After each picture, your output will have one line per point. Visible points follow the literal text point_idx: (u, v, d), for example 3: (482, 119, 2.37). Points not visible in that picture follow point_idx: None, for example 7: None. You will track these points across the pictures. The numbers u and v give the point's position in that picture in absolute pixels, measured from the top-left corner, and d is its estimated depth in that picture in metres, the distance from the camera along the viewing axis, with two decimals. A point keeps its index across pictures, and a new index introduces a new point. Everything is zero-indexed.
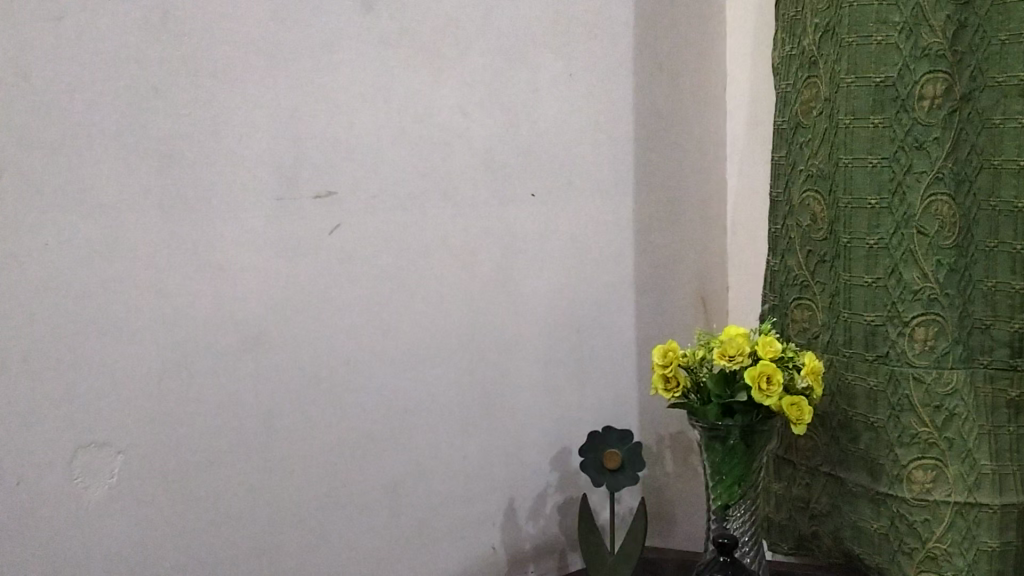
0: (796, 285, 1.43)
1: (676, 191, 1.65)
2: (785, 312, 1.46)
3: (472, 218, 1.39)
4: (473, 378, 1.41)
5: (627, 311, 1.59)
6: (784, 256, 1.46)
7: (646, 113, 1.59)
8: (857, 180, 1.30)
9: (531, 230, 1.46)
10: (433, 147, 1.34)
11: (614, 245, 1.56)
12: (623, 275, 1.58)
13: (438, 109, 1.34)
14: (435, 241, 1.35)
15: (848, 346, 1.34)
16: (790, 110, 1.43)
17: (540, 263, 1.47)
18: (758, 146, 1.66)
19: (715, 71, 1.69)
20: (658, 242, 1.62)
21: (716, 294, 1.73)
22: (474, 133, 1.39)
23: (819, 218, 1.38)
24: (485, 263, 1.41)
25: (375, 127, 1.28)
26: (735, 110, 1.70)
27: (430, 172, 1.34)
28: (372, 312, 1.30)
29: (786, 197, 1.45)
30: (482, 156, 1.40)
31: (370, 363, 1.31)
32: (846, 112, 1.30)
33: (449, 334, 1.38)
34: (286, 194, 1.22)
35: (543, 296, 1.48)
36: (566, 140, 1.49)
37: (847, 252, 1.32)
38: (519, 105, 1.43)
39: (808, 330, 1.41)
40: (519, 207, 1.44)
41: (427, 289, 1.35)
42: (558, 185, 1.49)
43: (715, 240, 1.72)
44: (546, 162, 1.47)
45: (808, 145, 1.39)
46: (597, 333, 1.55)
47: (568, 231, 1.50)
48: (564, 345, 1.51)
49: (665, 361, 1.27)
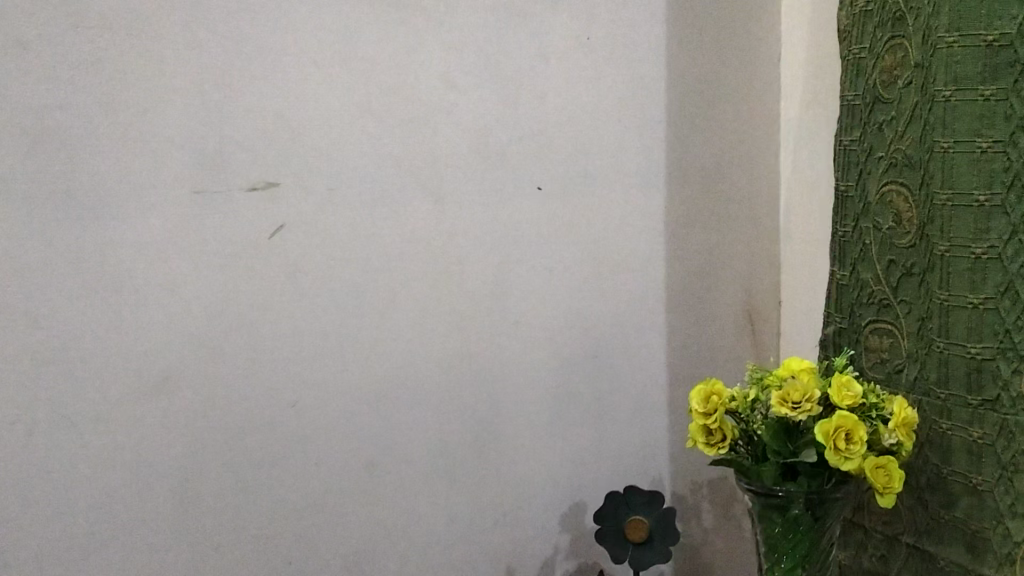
0: (872, 303, 1.13)
1: (718, 186, 1.36)
2: (857, 337, 1.16)
3: (460, 220, 1.11)
4: (463, 418, 1.13)
5: (654, 333, 1.31)
6: (856, 267, 1.16)
7: (681, 88, 1.30)
8: (960, 169, 0.99)
9: (536, 233, 1.18)
10: (411, 129, 1.06)
11: (641, 253, 1.28)
12: (649, 287, 1.29)
13: (416, 80, 1.06)
14: (413, 248, 1.08)
15: (940, 387, 1.03)
16: (865, 80, 1.13)
17: (546, 274, 1.19)
18: (818, 129, 1.35)
19: (767, 38, 1.39)
20: (694, 248, 1.34)
21: (765, 312, 1.44)
22: (463, 111, 1.10)
23: (906, 219, 1.08)
24: (477, 276, 1.13)
25: (330, 103, 1.01)
26: (789, 87, 1.40)
27: (404, 160, 1.06)
28: (327, 338, 1.03)
29: (859, 193, 1.15)
30: (474, 140, 1.11)
31: (324, 401, 1.03)
32: (944, 80, 1.00)
33: (430, 363, 1.10)
34: (209, 185, 0.94)
35: (550, 315, 1.20)
36: (582, 121, 1.21)
37: (943, 264, 1.02)
38: (524, 77, 1.15)
39: (888, 362, 1.11)
40: (520, 204, 1.16)
41: (400, 308, 1.07)
42: (572, 177, 1.20)
43: (764, 247, 1.42)
44: (557, 149, 1.19)
45: (890, 127, 1.09)
46: (618, 359, 1.27)
47: (583, 234, 1.22)
48: (576, 375, 1.23)
49: (708, 409, 0.97)
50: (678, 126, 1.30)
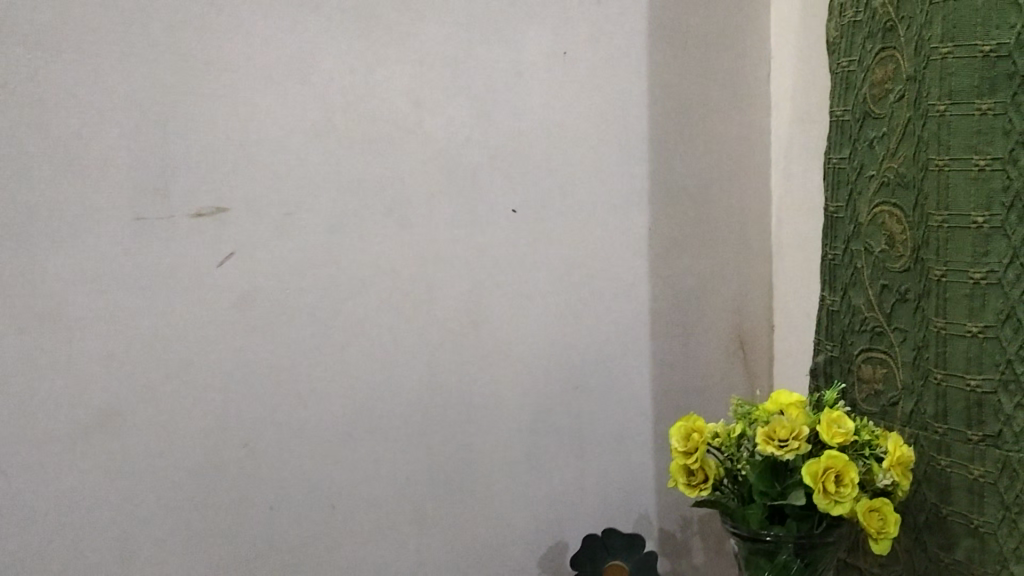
0: (865, 331, 1.07)
1: (705, 207, 1.30)
2: (849, 366, 1.10)
3: (428, 245, 1.05)
4: (432, 456, 1.07)
5: (639, 361, 1.24)
6: (847, 292, 1.10)
7: (665, 105, 1.24)
8: (956, 188, 0.93)
9: (511, 259, 1.12)
10: (374, 150, 1.00)
11: (624, 278, 1.22)
12: (633, 314, 1.23)
13: (379, 98, 1.00)
14: (376, 277, 1.01)
15: (938, 421, 0.97)
16: (854, 95, 1.07)
17: (522, 301, 1.13)
18: (809, 146, 1.29)
19: (755, 52, 1.33)
20: (680, 271, 1.27)
21: (757, 338, 1.38)
22: (431, 130, 1.04)
23: (899, 242, 1.02)
24: (447, 306, 1.07)
25: (282, 122, 0.95)
26: (780, 102, 1.34)
27: (366, 183, 1.00)
28: (281, 373, 0.96)
29: (850, 214, 1.09)
30: (442, 160, 1.05)
31: (278, 441, 0.97)
32: (938, 94, 0.94)
33: (396, 398, 1.04)
34: (148, 211, 0.89)
35: (526, 345, 1.14)
36: (559, 139, 1.14)
37: (940, 290, 0.96)
38: (497, 94, 1.09)
39: (883, 393, 1.05)
40: (494, 228, 1.10)
41: (362, 340, 1.01)
42: (548, 199, 1.14)
43: (756, 270, 1.36)
44: (533, 169, 1.13)
45: (882, 143, 1.03)
46: (600, 390, 1.20)
47: (560, 259, 1.16)
48: (555, 408, 1.16)
49: (688, 447, 0.91)
50: (661, 143, 1.24)
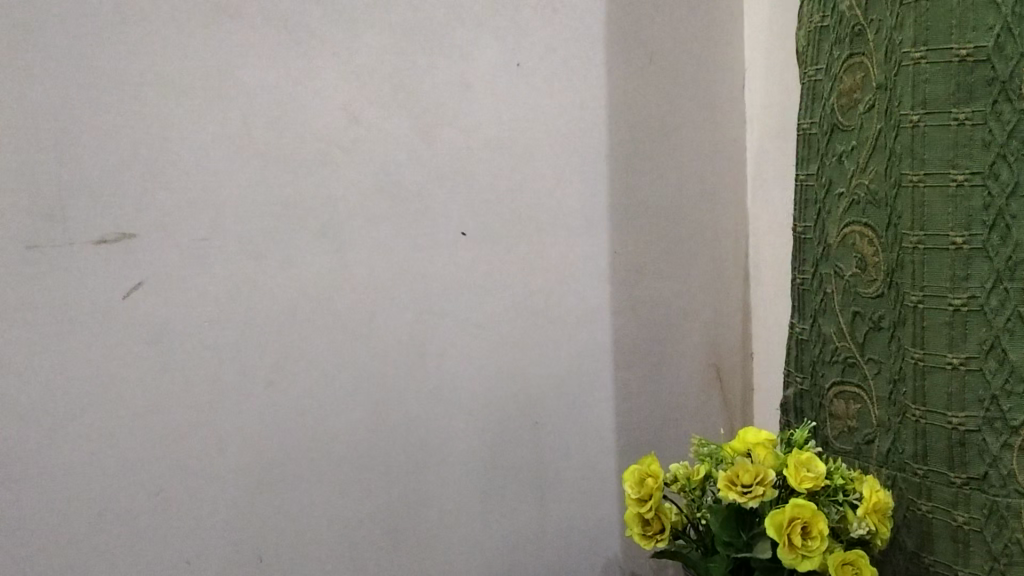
0: (836, 362, 0.99)
1: (674, 229, 1.22)
2: (820, 400, 1.02)
3: (369, 272, 0.97)
4: (375, 501, 0.99)
5: (603, 393, 1.16)
6: (816, 319, 1.02)
7: (630, 120, 1.16)
8: (933, 206, 0.86)
9: (461, 285, 1.04)
10: (308, 170, 0.93)
11: (586, 304, 1.14)
12: (596, 344, 1.15)
13: (310, 114, 0.93)
14: (310, 306, 0.93)
15: (917, 461, 0.90)
16: (821, 106, 1.00)
17: (474, 330, 1.05)
18: (783, 164, 1.22)
19: (727, 63, 1.26)
20: (648, 297, 1.20)
21: (732, 366, 1.31)
22: (372, 148, 0.96)
23: (871, 265, 0.94)
24: (391, 337, 0.99)
25: (201, 140, 0.87)
26: (754, 117, 1.28)
27: (297, 205, 0.92)
28: (202, 413, 0.88)
29: (818, 235, 1.01)
30: (382, 180, 0.97)
31: (199, 488, 0.89)
32: (911, 103, 0.87)
33: (334, 438, 0.96)
34: (46, 238, 0.80)
35: (479, 378, 1.06)
36: (513, 156, 1.07)
37: (916, 317, 0.89)
38: (444, 108, 1.01)
39: (856, 430, 0.97)
40: (443, 252, 1.02)
41: (294, 375, 0.93)
42: (502, 221, 1.06)
43: (729, 295, 1.29)
44: (483, 189, 1.05)
45: (850, 158, 0.96)
46: (561, 424, 1.12)
47: (516, 285, 1.08)
48: (512, 445, 1.08)
49: (643, 493, 0.83)
50: (625, 161, 1.16)
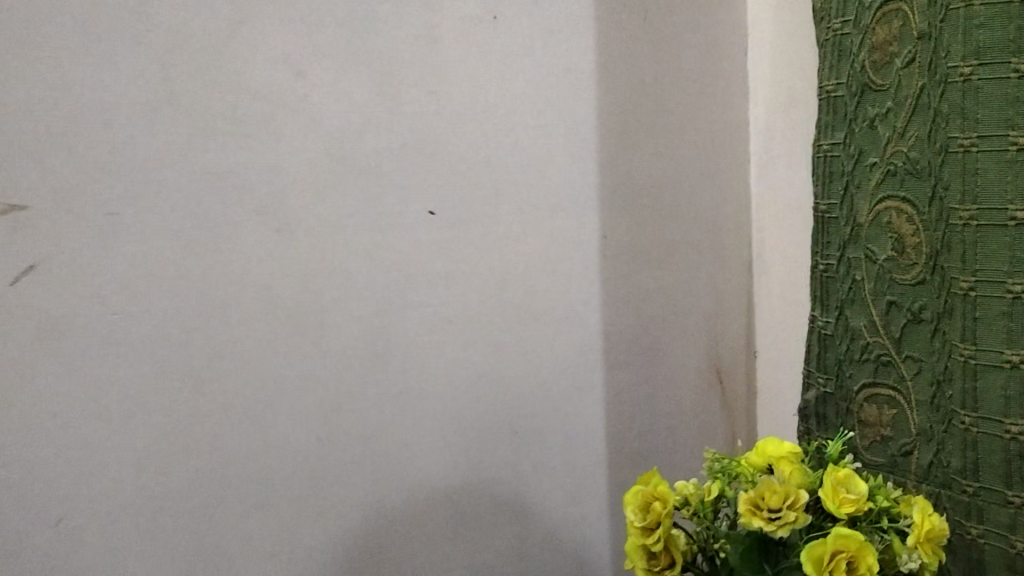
0: (866, 360, 0.86)
1: (670, 212, 1.09)
2: (847, 405, 0.88)
3: (317, 256, 0.82)
4: (327, 527, 0.84)
5: (591, 397, 1.02)
6: (843, 311, 0.89)
7: (619, 86, 1.02)
8: (988, 175, 0.73)
9: (429, 272, 0.89)
10: (244, 132, 0.77)
11: (571, 297, 1.00)
12: (583, 342, 1.01)
13: (245, 64, 0.77)
14: (246, 296, 0.78)
15: (966, 476, 0.76)
16: (849, 64, 0.87)
17: (443, 325, 0.90)
18: (793, 139, 1.08)
19: (727, 27, 1.13)
20: (641, 288, 1.06)
21: (734, 367, 1.17)
22: (321, 108, 0.81)
23: (909, 246, 0.81)
24: (344, 334, 0.84)
25: (109, 91, 0.71)
26: (759, 88, 1.14)
27: (234, 175, 0.77)
28: (113, 426, 0.73)
29: (845, 214, 0.88)
30: (335, 147, 0.82)
31: (111, 517, 0.73)
32: (961, 52, 0.74)
33: (276, 453, 0.81)
34: None
35: (449, 382, 0.91)
36: (489, 124, 0.92)
37: (966, 307, 0.75)
38: (408, 64, 0.86)
39: (890, 440, 0.84)
40: (407, 234, 0.87)
41: (230, 378, 0.78)
42: (477, 198, 0.92)
43: (731, 287, 1.16)
44: (455, 161, 0.90)
45: (885, 123, 0.83)
46: (543, 431, 0.98)
47: (492, 274, 0.93)
48: (486, 458, 0.94)
49: (648, 520, 0.69)
50: (615, 133, 1.02)
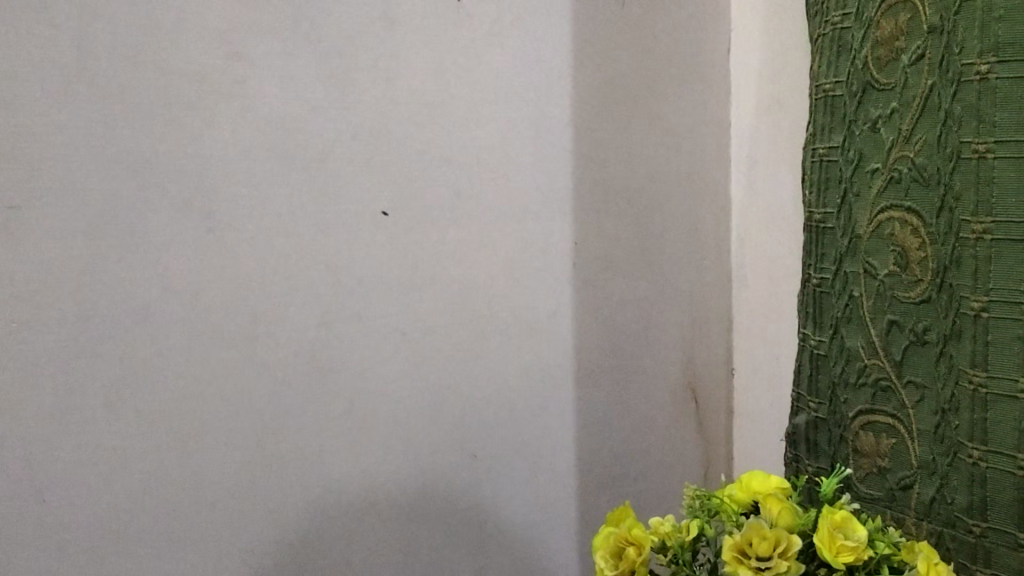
0: (864, 384, 0.79)
1: (647, 218, 1.01)
2: (841, 432, 0.81)
3: (254, 259, 0.74)
4: (260, 557, 0.76)
5: (556, 414, 0.94)
6: (838, 329, 0.81)
7: (593, 80, 0.95)
8: (1005, 184, 0.65)
9: (381, 277, 0.81)
10: (172, 118, 0.69)
11: (538, 307, 0.92)
12: (549, 356, 0.93)
13: (173, 42, 0.69)
14: (171, 303, 0.70)
15: (972, 516, 0.69)
16: (850, 61, 0.80)
17: (395, 335, 0.82)
18: (780, 141, 1.01)
19: (710, 20, 1.05)
20: (612, 298, 0.98)
21: (711, 385, 1.10)
22: (261, 93, 0.73)
23: (914, 261, 0.73)
24: (283, 344, 0.76)
25: (11, 67, 0.62)
26: (743, 88, 1.07)
27: (159, 165, 0.69)
28: (14, 449, 0.64)
29: (843, 224, 0.81)
30: (275, 137, 0.74)
31: (7, 558, 0.64)
32: (977, 47, 0.66)
33: (205, 479, 0.73)
34: None
35: (401, 399, 0.83)
36: (451, 116, 0.84)
37: (977, 330, 0.68)
38: (361, 47, 0.78)
39: (887, 472, 0.77)
40: (357, 236, 0.79)
41: (152, 393, 0.70)
42: (437, 197, 0.84)
43: (710, 300, 1.09)
44: (413, 156, 0.82)
45: (889, 125, 0.75)
46: (503, 451, 0.91)
47: (452, 281, 0.85)
48: (440, 484, 0.86)
49: (622, 567, 0.61)
50: (588, 131, 0.95)
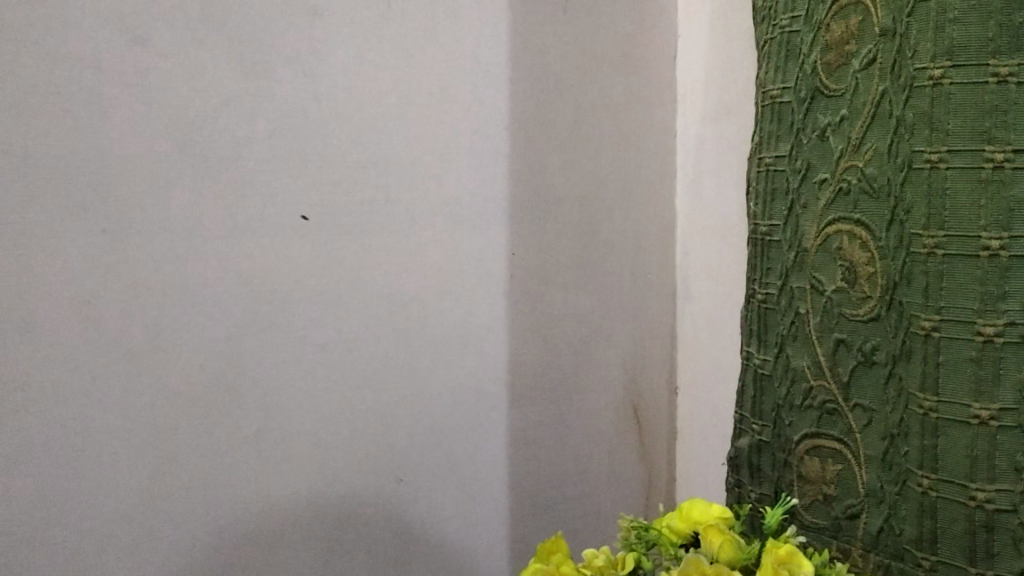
0: (809, 406, 0.75)
1: (587, 230, 0.97)
2: (785, 457, 0.77)
3: (155, 266, 0.68)
4: None
5: (490, 434, 0.89)
6: (783, 348, 0.77)
7: (531, 83, 0.90)
8: (959, 196, 0.62)
9: (300, 287, 0.75)
10: (62, 110, 0.63)
11: (471, 322, 0.87)
12: (481, 374, 0.88)
13: (68, 24, 0.63)
14: (61, 310, 0.64)
15: (921, 549, 0.65)
16: (798, 66, 0.76)
17: (316, 350, 0.76)
18: (727, 152, 0.97)
19: (656, 25, 1.01)
20: (550, 312, 0.94)
21: (654, 406, 1.05)
22: (166, 86, 0.67)
23: (862, 277, 0.70)
24: (188, 360, 0.70)
25: None
26: (689, 96, 1.03)
27: (48, 158, 0.63)
28: None
29: (789, 237, 0.77)
30: (184, 132, 0.68)
31: None
32: (931, 51, 0.63)
33: (98, 507, 0.66)
34: None
35: (319, 419, 0.77)
36: (379, 117, 0.79)
37: (928, 350, 0.64)
38: (279, 39, 0.73)
39: (833, 500, 0.72)
40: (273, 242, 0.74)
41: (37, 409, 0.63)
42: (364, 203, 0.78)
43: (654, 316, 1.04)
44: (338, 157, 0.76)
45: (838, 133, 0.72)
46: (432, 474, 0.85)
47: (377, 293, 0.80)
48: (360, 511, 0.81)
49: None
50: (526, 136, 0.90)
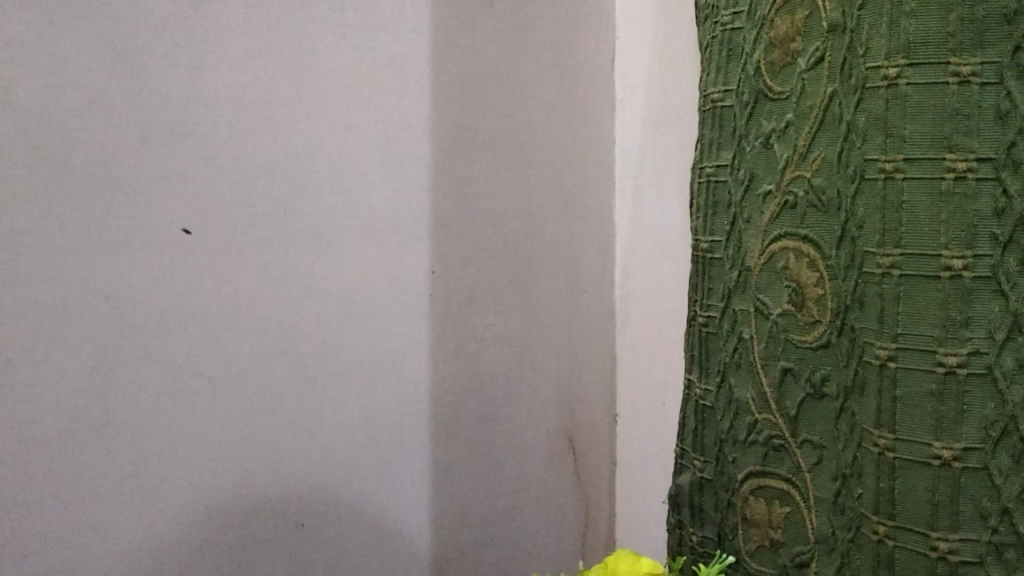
0: (754, 441, 0.68)
1: (517, 246, 0.89)
2: (728, 497, 0.70)
3: (9, 286, 0.59)
4: None
5: (409, 470, 0.81)
6: (726, 376, 0.70)
7: (454, 85, 0.82)
8: (917, 210, 0.55)
9: (183, 309, 0.67)
10: None
11: (386, 347, 0.79)
12: (399, 405, 0.80)
13: None
14: None
15: None
16: (740, 67, 0.69)
17: (201, 381, 0.68)
18: (668, 163, 0.90)
19: (592, 27, 0.94)
20: (476, 335, 0.86)
21: (591, 435, 0.98)
22: (22, 79, 0.58)
23: (811, 299, 0.63)
24: (49, 393, 0.61)
25: None
26: (628, 103, 0.96)
27: None
28: None
29: (732, 255, 0.70)
30: (44, 134, 0.60)
31: None
32: (884, 48, 0.56)
33: None
34: None
35: (207, 458, 0.69)
36: (275, 119, 0.71)
37: (883, 383, 0.57)
38: (159, 31, 0.64)
39: (781, 546, 0.65)
40: (151, 259, 0.65)
41: None
42: (257, 216, 0.70)
43: (591, 338, 0.97)
44: (225, 165, 0.68)
45: (784, 140, 0.65)
46: (340, 514, 0.77)
47: (274, 316, 0.72)
48: (256, 559, 0.72)
49: None
50: (449, 144, 0.82)
